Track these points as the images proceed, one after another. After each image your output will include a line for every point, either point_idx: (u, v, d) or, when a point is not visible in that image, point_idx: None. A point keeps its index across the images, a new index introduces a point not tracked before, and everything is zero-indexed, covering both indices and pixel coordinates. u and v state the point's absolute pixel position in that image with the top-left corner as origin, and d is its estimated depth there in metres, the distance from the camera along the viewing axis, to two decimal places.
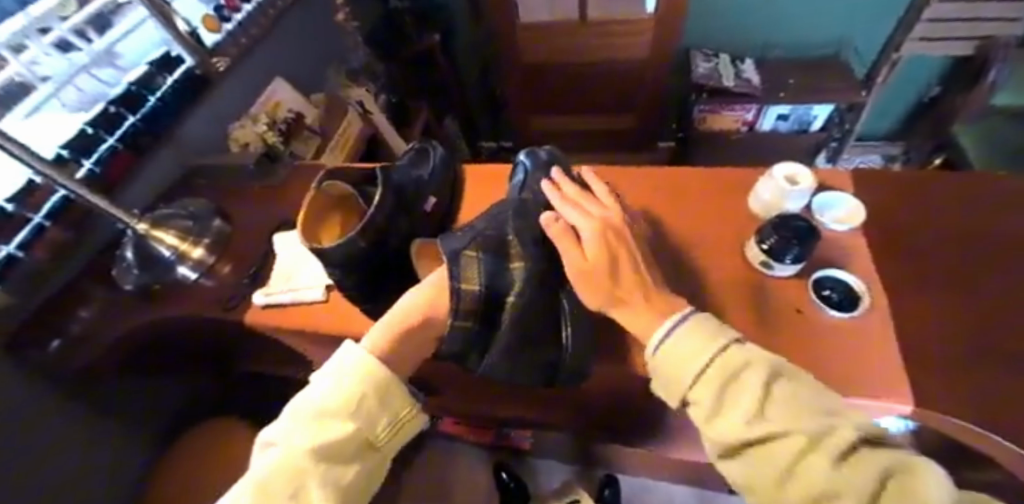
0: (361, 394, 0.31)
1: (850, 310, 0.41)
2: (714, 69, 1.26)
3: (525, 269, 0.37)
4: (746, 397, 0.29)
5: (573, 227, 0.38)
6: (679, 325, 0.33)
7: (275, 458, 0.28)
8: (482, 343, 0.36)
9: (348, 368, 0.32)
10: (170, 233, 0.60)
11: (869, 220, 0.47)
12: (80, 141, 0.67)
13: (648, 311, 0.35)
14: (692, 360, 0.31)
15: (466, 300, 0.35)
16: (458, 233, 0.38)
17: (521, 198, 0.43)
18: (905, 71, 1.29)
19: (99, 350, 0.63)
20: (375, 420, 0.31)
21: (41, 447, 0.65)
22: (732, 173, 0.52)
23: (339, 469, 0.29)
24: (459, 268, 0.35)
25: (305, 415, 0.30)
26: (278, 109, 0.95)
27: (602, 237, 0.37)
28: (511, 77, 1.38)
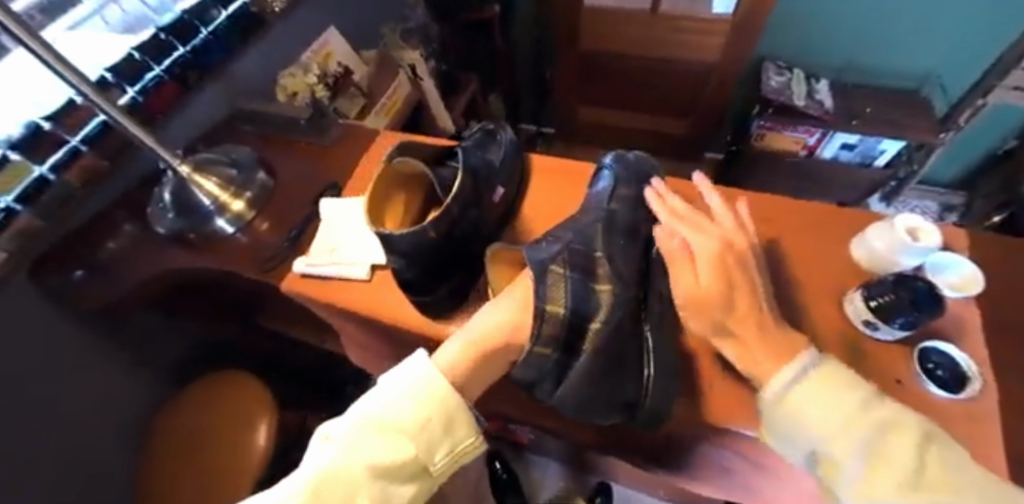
0: (427, 418, 0.30)
1: (958, 392, 0.37)
2: (786, 84, 1.17)
3: (613, 294, 0.35)
4: (901, 462, 0.27)
5: (688, 247, 0.35)
6: (806, 373, 0.31)
7: (333, 464, 0.27)
8: (558, 373, 0.34)
9: (416, 388, 0.31)
10: (211, 180, 0.57)
11: (986, 291, 0.42)
12: (128, 67, 0.64)
13: (763, 350, 0.32)
14: (827, 409, 0.29)
15: (549, 323, 0.33)
16: (544, 244, 0.37)
17: (608, 209, 0.40)
18: (989, 116, 1.15)
19: (124, 288, 0.61)
20: (434, 448, 0.30)
21: (52, 378, 0.63)
22: (828, 213, 0.48)
23: (394, 489, 0.28)
24: (546, 288, 0.34)
25: (367, 428, 0.29)
26: (328, 61, 0.87)
27: (723, 264, 0.34)
28: (567, 63, 1.29)
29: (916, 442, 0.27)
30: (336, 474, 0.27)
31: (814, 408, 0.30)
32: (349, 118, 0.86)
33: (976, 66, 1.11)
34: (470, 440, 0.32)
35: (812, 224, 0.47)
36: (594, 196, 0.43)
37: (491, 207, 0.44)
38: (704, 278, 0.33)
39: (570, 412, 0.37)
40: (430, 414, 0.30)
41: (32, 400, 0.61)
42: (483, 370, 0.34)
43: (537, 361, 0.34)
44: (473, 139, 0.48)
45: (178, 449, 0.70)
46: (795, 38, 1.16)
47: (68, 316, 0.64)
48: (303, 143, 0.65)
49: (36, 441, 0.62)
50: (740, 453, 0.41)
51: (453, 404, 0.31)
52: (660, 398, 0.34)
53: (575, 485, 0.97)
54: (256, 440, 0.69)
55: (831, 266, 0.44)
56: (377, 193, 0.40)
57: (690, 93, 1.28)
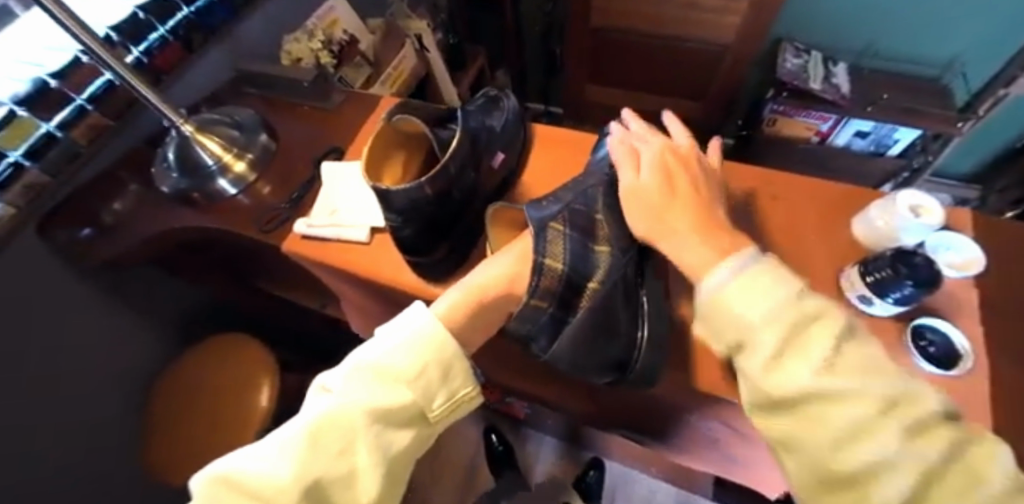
0: (425, 365, 0.31)
1: (948, 367, 0.37)
2: (802, 67, 1.13)
3: (610, 255, 0.35)
4: (818, 350, 0.24)
5: (635, 149, 0.38)
6: (744, 267, 0.28)
7: (328, 409, 0.28)
8: (553, 328, 0.35)
9: (412, 338, 0.32)
10: (213, 140, 0.58)
11: (987, 274, 0.42)
12: (132, 26, 0.63)
13: (706, 242, 0.30)
14: (760, 298, 0.26)
15: (547, 277, 0.33)
16: (544, 203, 0.37)
17: (610, 173, 0.40)
18: (1007, 110, 1.12)
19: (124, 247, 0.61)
20: (431, 395, 0.31)
21: (60, 334, 0.65)
22: (834, 190, 0.47)
23: (392, 434, 0.29)
24: (545, 242, 0.34)
25: (363, 375, 0.30)
26: (335, 27, 0.84)
27: (662, 161, 0.35)
28: (577, 38, 1.26)
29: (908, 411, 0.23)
30: (334, 420, 0.28)
31: (790, 364, 0.25)
32: (353, 89, 0.85)
33: (1001, 56, 1.07)
34: (466, 390, 0.33)
35: (815, 201, 0.47)
36: (598, 162, 0.43)
37: (491, 172, 0.45)
38: (645, 177, 0.35)
39: (562, 369, 0.37)
40: (426, 361, 0.31)
41: (37, 355, 0.62)
42: (478, 322, 0.35)
43: (532, 314, 0.34)
44: (477, 104, 0.48)
45: (184, 406, 0.72)
46: (812, 18, 1.13)
47: (77, 272, 0.65)
48: (306, 108, 0.65)
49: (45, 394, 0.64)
50: (727, 424, 0.42)
51: (449, 353, 0.32)
52: (651, 353, 0.35)
53: (568, 461, 0.99)
54: (258, 401, 0.71)
55: (830, 243, 0.44)
56: (375, 152, 0.40)
57: (702, 76, 1.26)
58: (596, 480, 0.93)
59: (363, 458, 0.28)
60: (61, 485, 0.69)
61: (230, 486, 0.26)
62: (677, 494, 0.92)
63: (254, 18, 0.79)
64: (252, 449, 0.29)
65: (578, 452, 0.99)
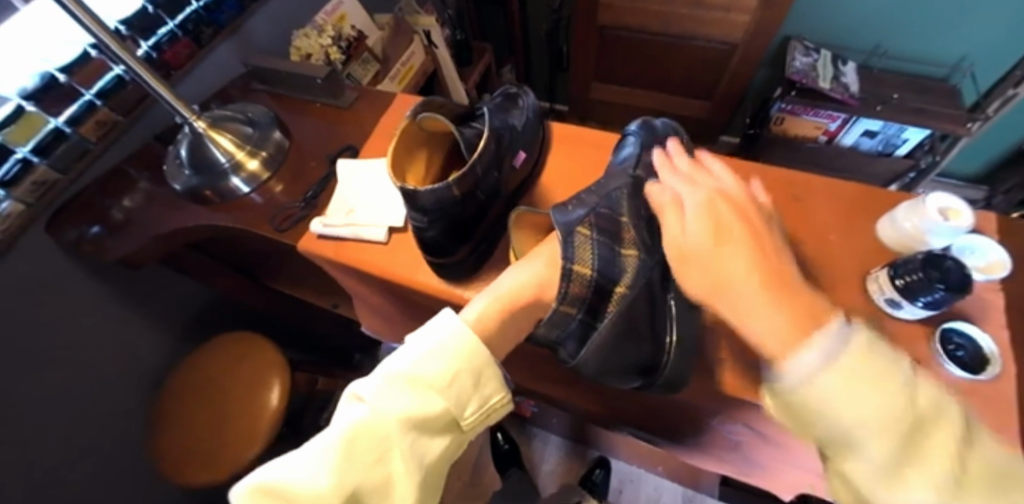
0: (457, 372, 0.30)
1: (976, 371, 0.37)
2: (812, 65, 1.12)
3: (639, 259, 0.35)
4: (881, 399, 0.23)
5: (679, 196, 0.34)
6: (842, 352, 0.25)
7: (362, 418, 0.28)
8: (581, 333, 0.34)
9: (444, 345, 0.31)
10: (226, 137, 0.57)
11: (1014, 277, 0.41)
12: (142, 20, 0.61)
13: (772, 306, 0.28)
14: (823, 352, 0.25)
15: (575, 282, 0.33)
16: (569, 207, 0.36)
17: (635, 175, 0.40)
18: (1015, 110, 1.12)
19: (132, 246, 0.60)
20: (463, 402, 0.31)
21: (68, 332, 0.64)
22: (857, 190, 0.47)
23: (426, 442, 0.29)
24: (573, 248, 0.34)
25: (396, 383, 0.29)
26: (344, 23, 0.83)
27: (714, 212, 0.32)
28: (584, 36, 1.25)
29: (961, 440, 0.23)
30: (368, 428, 0.28)
31: (849, 400, 0.24)
32: (362, 85, 0.84)
33: (1011, 57, 1.07)
34: (497, 397, 0.32)
35: (839, 202, 0.46)
36: (620, 163, 0.43)
37: (513, 172, 0.44)
38: (692, 230, 0.32)
39: (590, 375, 0.36)
40: (458, 368, 0.31)
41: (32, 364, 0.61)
42: (508, 327, 0.34)
43: (561, 320, 0.34)
44: (495, 103, 0.47)
45: (193, 405, 0.71)
46: (822, 17, 1.12)
47: (86, 267, 0.64)
48: (319, 105, 0.65)
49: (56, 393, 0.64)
50: (751, 427, 0.41)
51: (480, 360, 0.31)
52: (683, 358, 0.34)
53: (574, 459, 0.99)
54: (269, 400, 0.70)
55: (855, 245, 0.44)
56: (399, 150, 0.39)
57: (709, 74, 1.26)
58: (602, 478, 0.94)
59: (399, 466, 0.28)
60: (67, 485, 0.68)
61: (269, 495, 0.26)
62: (683, 493, 0.92)
63: (263, 12, 0.78)
64: (286, 456, 0.28)
65: (584, 451, 0.99)
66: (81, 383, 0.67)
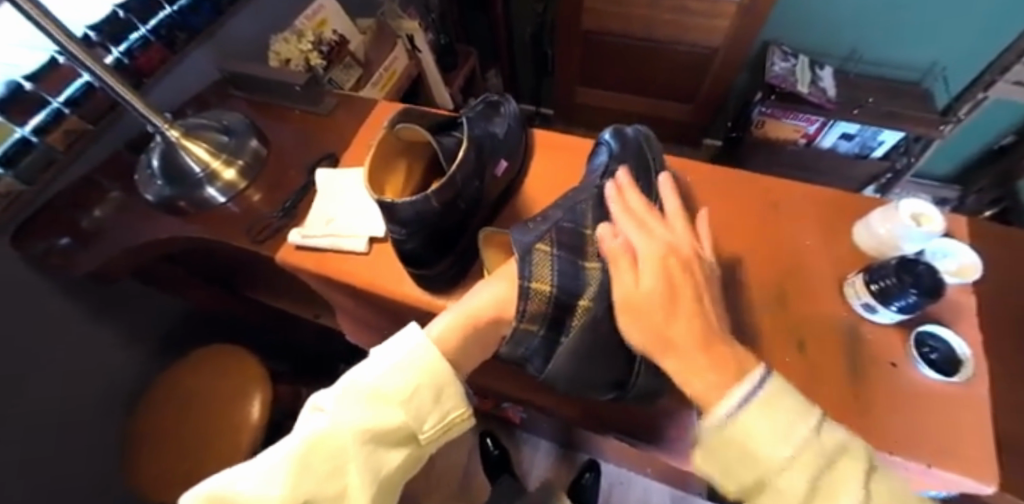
0: (418, 386, 0.30)
1: (948, 374, 0.37)
2: (791, 70, 1.14)
3: (601, 271, 0.35)
4: (799, 438, 0.26)
5: (631, 248, 0.34)
6: (755, 395, 0.28)
7: (317, 428, 0.27)
8: (546, 349, 0.35)
9: (406, 359, 0.30)
10: (200, 145, 0.55)
11: (984, 281, 0.42)
12: (112, 25, 0.60)
13: (705, 365, 0.29)
14: (761, 419, 0.27)
15: (534, 301, 0.34)
16: (530, 225, 0.37)
17: (601, 186, 0.41)
18: (986, 112, 1.16)
19: (110, 259, 0.58)
20: (422, 417, 0.30)
21: (37, 358, 0.61)
22: (833, 197, 0.48)
23: (382, 456, 0.28)
24: (531, 265, 0.34)
25: (356, 396, 0.29)
26: (324, 28, 0.82)
27: (667, 270, 0.33)
28: (569, 40, 1.25)
29: (864, 474, 0.26)
30: (323, 439, 0.27)
31: (763, 435, 0.27)
32: (344, 90, 0.83)
33: (979, 59, 1.09)
34: (459, 412, 0.31)
35: (817, 207, 0.47)
36: (593, 172, 0.44)
37: (493, 181, 0.44)
38: (646, 282, 0.32)
39: (563, 386, 0.37)
40: (419, 382, 0.30)
41: (23, 371, 0.60)
42: (472, 344, 0.34)
43: (524, 337, 0.35)
44: (476, 111, 0.47)
45: (174, 416, 0.70)
46: (801, 23, 1.14)
47: (56, 284, 0.62)
48: (298, 112, 0.64)
49: (27, 413, 0.61)
50: None
51: (443, 376, 0.31)
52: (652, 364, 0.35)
53: (564, 464, 0.98)
54: (250, 412, 0.69)
55: (833, 251, 0.44)
56: (376, 162, 0.39)
57: (692, 78, 1.27)
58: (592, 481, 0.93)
59: (353, 478, 0.27)
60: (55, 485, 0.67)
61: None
62: (673, 495, 0.92)
63: (240, 17, 0.76)
64: (248, 463, 0.28)
65: (574, 455, 0.99)
66: (54, 406, 0.65)
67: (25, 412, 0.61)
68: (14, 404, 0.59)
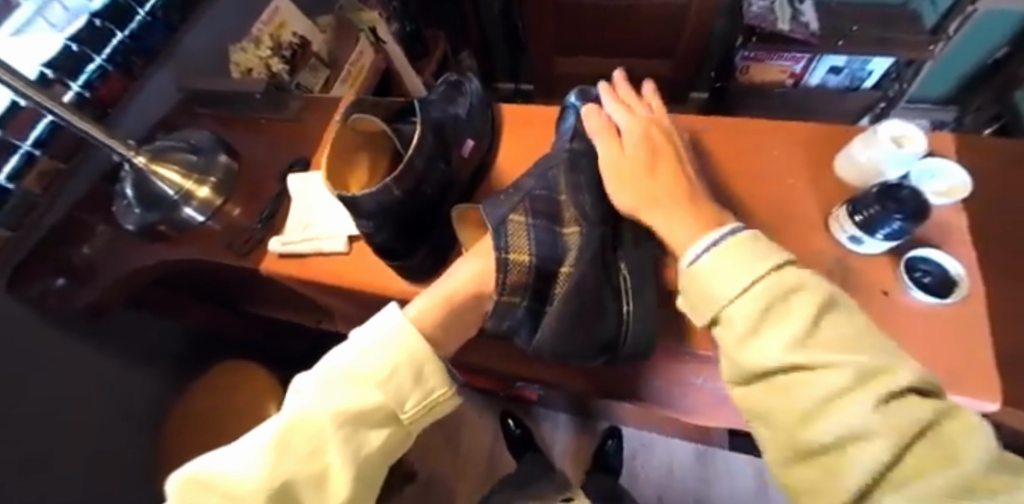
0: (396, 365, 0.30)
1: (942, 295, 0.37)
2: (769, 9, 1.10)
3: (581, 234, 0.35)
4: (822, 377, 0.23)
5: (636, 175, 0.36)
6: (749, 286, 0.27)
7: (297, 411, 0.28)
8: (531, 321, 0.36)
9: (383, 339, 0.31)
10: (172, 169, 0.53)
11: (973, 197, 0.41)
12: (66, 61, 0.59)
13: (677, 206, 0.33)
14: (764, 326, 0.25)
15: (514, 271, 0.34)
16: (501, 197, 0.37)
17: (570, 149, 0.40)
18: (976, 25, 1.11)
19: (111, 291, 0.62)
20: (403, 396, 0.30)
21: (38, 358, 0.61)
22: (813, 132, 0.46)
23: (364, 436, 0.28)
24: (507, 236, 0.34)
25: (336, 378, 0.29)
26: (283, 31, 0.81)
27: (669, 183, 0.34)
28: (538, 12, 1.23)
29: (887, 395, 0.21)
30: (302, 421, 0.27)
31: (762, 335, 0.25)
32: (313, 93, 0.83)
33: None
34: (442, 390, 0.31)
35: (795, 144, 0.46)
36: (561, 137, 0.43)
37: (462, 162, 0.43)
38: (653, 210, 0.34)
39: (550, 357, 0.38)
40: (397, 361, 0.30)
41: (24, 370, 0.60)
42: (454, 323, 0.35)
43: (507, 310, 0.35)
44: (439, 93, 0.46)
45: (197, 436, 0.71)
46: None
47: (54, 324, 0.63)
48: (265, 120, 0.63)
49: (29, 417, 0.60)
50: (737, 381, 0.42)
51: (420, 354, 0.31)
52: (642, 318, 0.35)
53: (585, 435, 0.99)
54: (269, 416, 0.70)
55: (816, 188, 0.43)
56: (335, 158, 0.38)
57: (668, 32, 1.24)
58: (615, 448, 0.93)
59: (333, 459, 0.27)
60: None
61: (201, 488, 0.25)
62: (695, 450, 0.93)
63: (195, 32, 0.75)
64: (227, 453, 0.28)
65: (594, 424, 0.99)
66: (53, 408, 0.63)
67: (27, 413, 0.60)
68: (33, 445, 0.60)
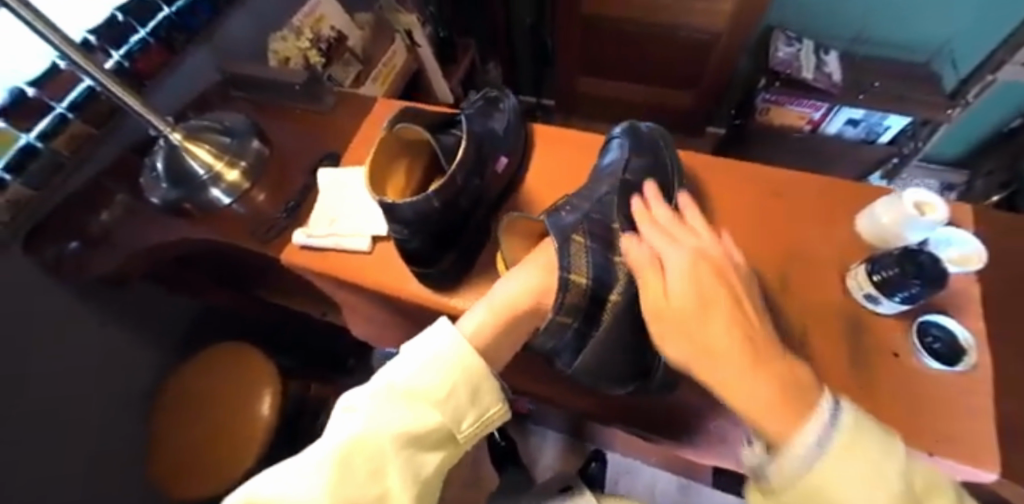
0: (453, 385, 0.31)
1: (950, 363, 0.38)
2: (795, 55, 1.13)
3: (631, 265, 0.36)
4: (848, 468, 0.24)
5: (657, 255, 0.34)
6: (823, 430, 0.25)
7: (357, 431, 0.28)
8: (577, 343, 0.36)
9: (440, 356, 0.32)
10: (205, 148, 0.54)
11: (987, 269, 0.42)
12: (112, 29, 0.60)
13: (762, 382, 0.28)
14: (803, 430, 0.26)
15: (573, 292, 0.34)
16: (562, 214, 0.38)
17: (624, 179, 0.41)
18: (995, 94, 1.13)
19: (133, 258, 0.63)
20: (460, 416, 0.31)
21: (27, 360, 0.59)
22: (839, 187, 0.47)
23: (422, 458, 0.29)
24: (569, 257, 0.35)
25: (393, 397, 0.30)
26: (322, 23, 0.83)
27: (700, 278, 0.32)
28: (569, 32, 1.25)
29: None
30: (362, 442, 0.28)
31: (783, 425, 0.26)
32: (344, 87, 0.84)
33: (993, 36, 1.07)
34: (494, 409, 0.33)
35: (820, 196, 0.47)
36: (601, 170, 0.44)
37: (495, 178, 0.44)
38: (676, 287, 0.32)
39: (584, 380, 0.38)
40: (456, 381, 0.31)
41: (24, 371, 0.59)
42: (507, 335, 0.36)
43: (558, 329, 0.35)
44: (476, 107, 0.46)
45: (191, 419, 0.71)
46: (805, 7, 1.12)
47: (70, 290, 0.63)
48: (300, 111, 0.64)
49: (30, 416, 0.60)
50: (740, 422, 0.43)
51: (476, 373, 0.32)
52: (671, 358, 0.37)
53: (573, 454, 0.98)
54: (261, 409, 0.70)
55: (836, 241, 0.44)
56: (377, 163, 0.39)
57: (694, 63, 1.26)
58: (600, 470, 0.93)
59: (394, 481, 0.28)
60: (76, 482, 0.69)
61: None
62: (680, 482, 0.94)
63: (238, 16, 0.76)
64: (277, 475, 0.27)
65: (583, 444, 0.99)
66: (54, 408, 0.63)
67: (27, 412, 0.60)
68: (17, 408, 0.59)
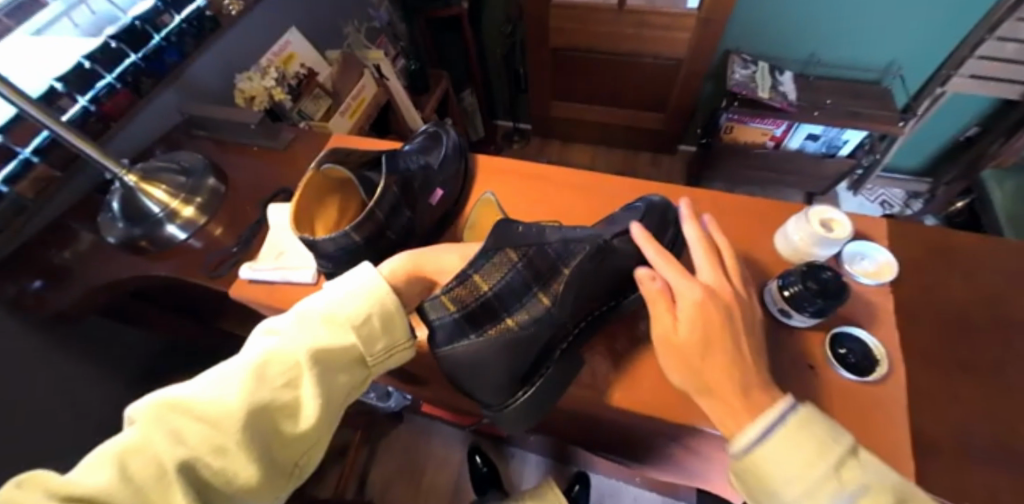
0: (369, 313, 0.36)
1: (863, 373, 0.39)
2: (750, 77, 1.17)
3: (546, 308, 0.37)
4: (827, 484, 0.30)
5: (670, 289, 0.36)
6: (794, 443, 0.31)
7: (275, 347, 0.33)
8: (455, 331, 0.37)
9: (359, 289, 0.36)
10: (159, 188, 0.57)
11: (899, 281, 0.44)
12: (77, 75, 0.63)
13: (745, 415, 0.32)
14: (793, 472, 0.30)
15: (464, 287, 0.36)
16: (517, 230, 0.38)
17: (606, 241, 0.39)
18: (946, 107, 1.18)
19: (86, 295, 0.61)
20: (371, 341, 0.36)
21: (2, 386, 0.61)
22: (764, 207, 0.49)
23: (332, 374, 0.34)
24: (485, 264, 0.37)
25: (315, 320, 0.35)
26: (290, 63, 0.87)
27: (703, 312, 0.34)
28: (539, 59, 1.30)
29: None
30: (278, 356, 0.33)
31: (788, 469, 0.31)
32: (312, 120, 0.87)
33: (935, 54, 1.12)
34: (404, 341, 0.38)
35: (745, 215, 0.49)
36: None
37: (428, 210, 0.46)
38: (683, 329, 0.34)
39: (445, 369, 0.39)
40: (371, 310, 0.36)
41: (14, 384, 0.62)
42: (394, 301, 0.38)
43: (437, 307, 0.36)
44: (417, 143, 0.50)
45: None
46: (758, 31, 1.17)
47: (34, 332, 0.64)
48: (258, 148, 0.67)
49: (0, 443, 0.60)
50: (675, 437, 0.44)
51: (390, 305, 0.37)
52: (546, 388, 0.38)
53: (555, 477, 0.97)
54: None
55: (758, 256, 0.46)
56: (305, 199, 0.41)
57: (660, 86, 1.30)
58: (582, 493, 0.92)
59: (306, 389, 0.33)
60: None
61: (177, 409, 0.29)
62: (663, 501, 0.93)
63: (204, 59, 0.79)
64: (200, 378, 0.32)
65: (565, 467, 0.98)
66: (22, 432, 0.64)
67: (16, 429, 0.63)
68: None
